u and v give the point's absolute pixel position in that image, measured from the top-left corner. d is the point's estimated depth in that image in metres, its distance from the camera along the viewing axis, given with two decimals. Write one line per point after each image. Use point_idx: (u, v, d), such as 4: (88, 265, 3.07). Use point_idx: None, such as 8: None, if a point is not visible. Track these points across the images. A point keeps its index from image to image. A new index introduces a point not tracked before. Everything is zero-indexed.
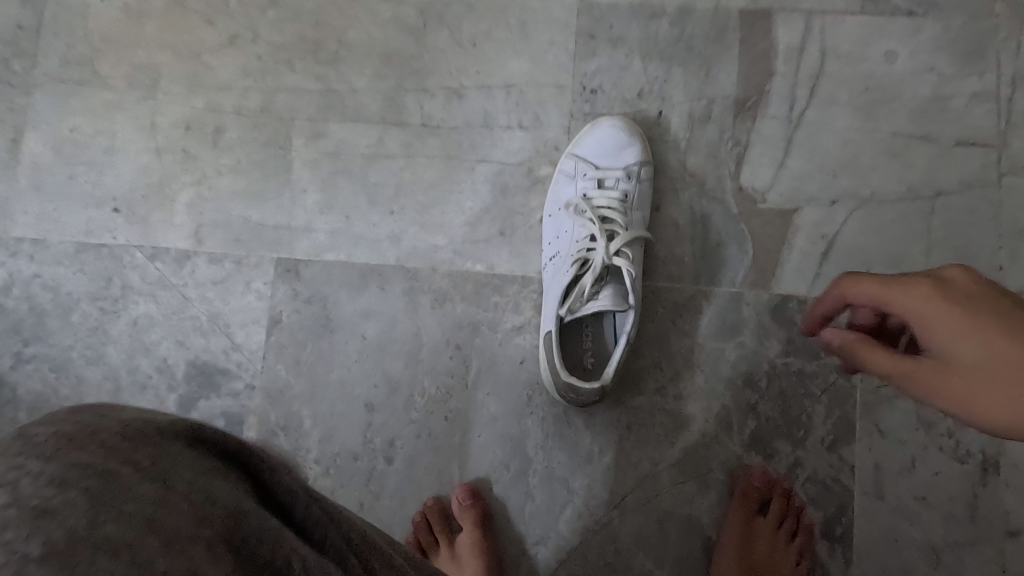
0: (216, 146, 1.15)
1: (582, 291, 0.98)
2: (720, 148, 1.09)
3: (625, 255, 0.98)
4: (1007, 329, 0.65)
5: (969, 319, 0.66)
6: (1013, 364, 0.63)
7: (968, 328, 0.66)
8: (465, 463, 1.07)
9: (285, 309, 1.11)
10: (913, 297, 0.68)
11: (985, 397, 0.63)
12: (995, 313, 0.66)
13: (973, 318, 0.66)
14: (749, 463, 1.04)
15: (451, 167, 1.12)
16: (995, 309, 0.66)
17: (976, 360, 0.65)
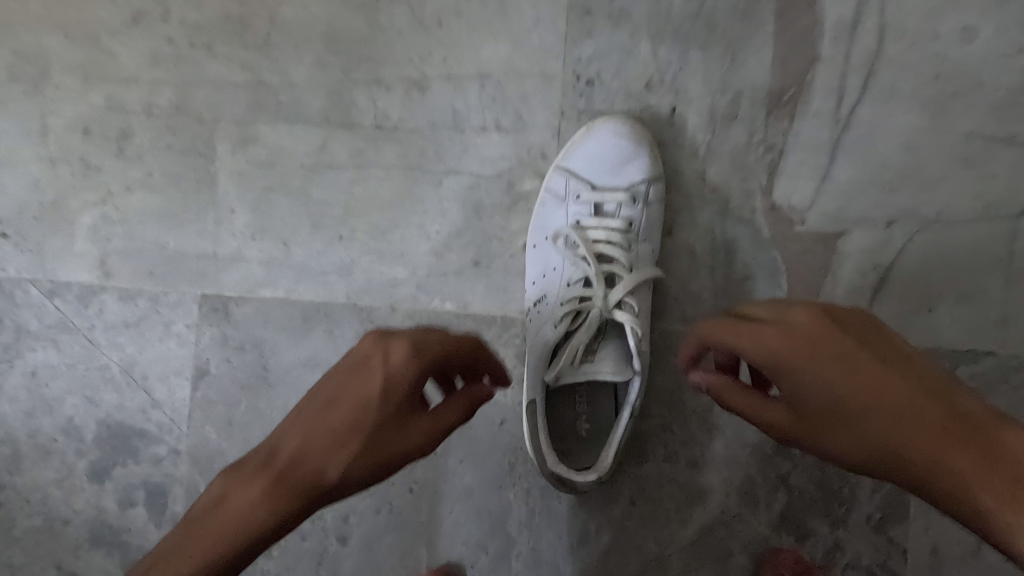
0: (122, 155, 0.93)
1: (575, 352, 0.78)
2: (749, 155, 0.86)
3: (629, 307, 0.79)
4: (856, 380, 0.54)
5: (812, 366, 0.55)
6: (868, 417, 0.54)
7: (816, 376, 0.55)
8: (434, 543, 0.89)
9: (213, 358, 0.91)
10: (757, 351, 0.56)
11: (854, 439, 0.55)
12: (833, 355, 0.55)
13: (808, 364, 0.55)
14: (778, 545, 0.86)
15: (411, 181, 0.90)
16: (841, 348, 0.55)
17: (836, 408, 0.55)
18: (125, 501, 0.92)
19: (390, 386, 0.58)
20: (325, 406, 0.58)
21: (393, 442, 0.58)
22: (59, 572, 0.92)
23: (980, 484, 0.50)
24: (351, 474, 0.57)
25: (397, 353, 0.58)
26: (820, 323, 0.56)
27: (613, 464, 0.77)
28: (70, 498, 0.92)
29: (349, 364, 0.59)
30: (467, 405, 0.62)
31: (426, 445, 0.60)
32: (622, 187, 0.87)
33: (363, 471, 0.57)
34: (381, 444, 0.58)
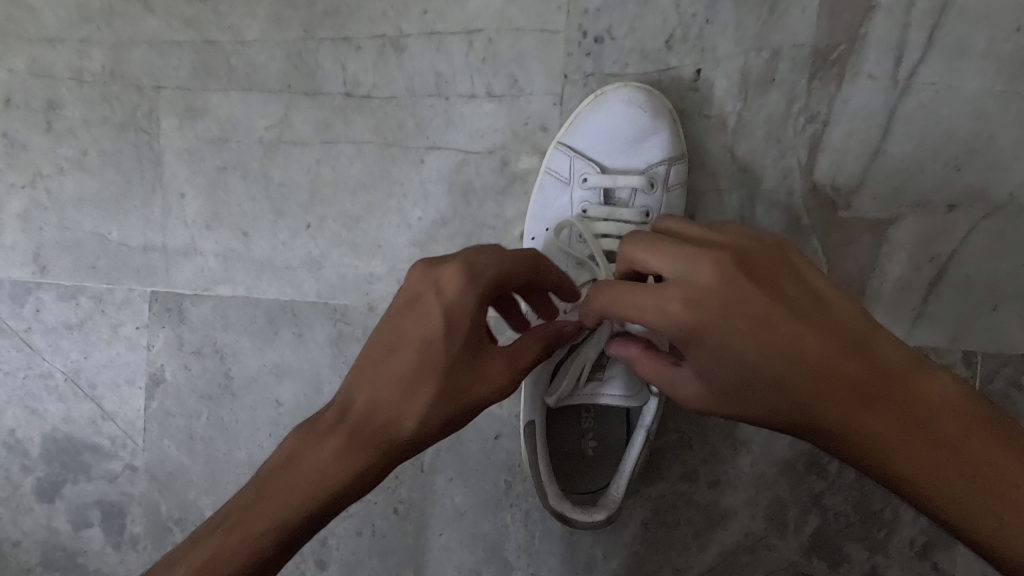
0: (52, 130, 0.79)
1: (581, 370, 0.64)
2: (786, 127, 0.73)
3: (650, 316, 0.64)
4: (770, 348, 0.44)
5: (723, 337, 0.44)
6: (786, 390, 0.45)
7: (725, 349, 0.44)
8: (422, 569, 0.79)
9: (168, 365, 0.80)
10: (659, 325, 0.45)
11: (771, 408, 0.46)
12: (744, 325, 0.44)
13: (711, 337, 0.44)
14: (808, 573, 0.75)
15: (388, 159, 0.77)
16: (754, 306, 0.44)
17: (751, 380, 0.45)
18: (78, 522, 0.82)
19: (451, 323, 0.51)
20: (388, 351, 0.52)
21: (475, 384, 0.52)
22: None
23: (912, 463, 0.43)
24: (431, 420, 0.51)
25: (451, 283, 0.51)
26: (719, 277, 0.44)
27: (623, 496, 0.67)
28: (13, 520, 0.82)
29: (401, 304, 0.52)
30: (545, 344, 0.55)
31: (511, 383, 0.53)
32: (636, 169, 0.74)
33: (445, 415, 0.51)
34: (460, 386, 0.51)
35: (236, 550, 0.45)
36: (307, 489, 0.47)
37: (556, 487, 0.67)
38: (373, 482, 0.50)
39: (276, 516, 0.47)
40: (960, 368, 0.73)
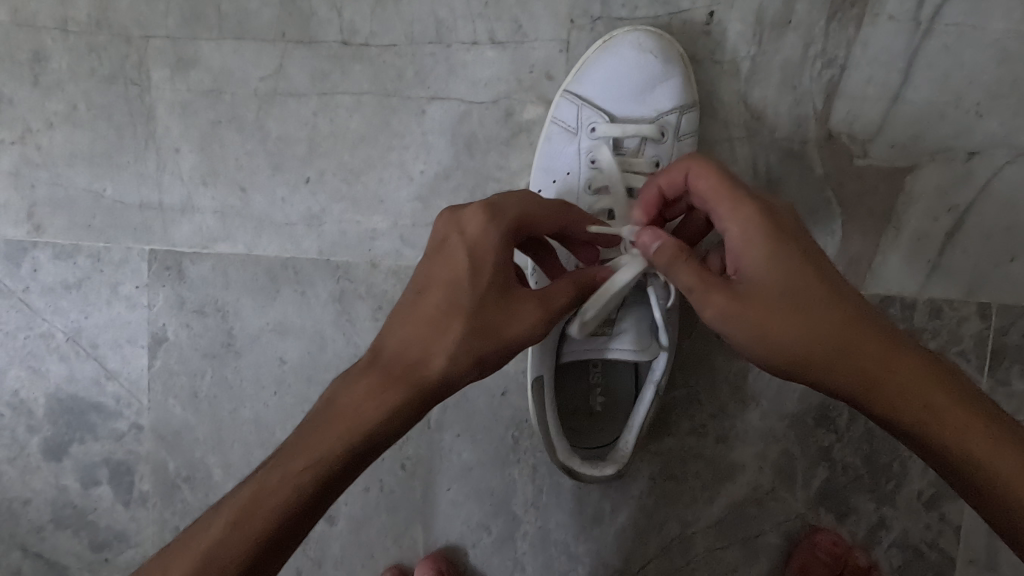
0: (39, 83, 0.77)
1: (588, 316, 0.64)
2: (803, 73, 0.71)
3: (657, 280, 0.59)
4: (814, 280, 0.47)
5: (785, 255, 0.47)
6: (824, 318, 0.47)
7: (777, 268, 0.47)
8: (430, 523, 0.79)
9: (169, 324, 0.79)
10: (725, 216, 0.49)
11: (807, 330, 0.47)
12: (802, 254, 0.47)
13: (765, 256, 0.47)
14: (815, 525, 0.75)
15: (387, 111, 0.74)
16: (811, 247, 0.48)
17: (795, 305, 0.47)
18: (87, 480, 0.82)
19: (477, 260, 0.51)
20: (418, 294, 0.52)
21: (508, 322, 0.51)
22: (24, 554, 0.83)
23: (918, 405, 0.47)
24: (464, 357, 0.50)
25: (473, 222, 0.52)
26: (770, 208, 0.48)
27: (633, 451, 0.67)
28: (23, 479, 0.82)
29: (428, 251, 0.53)
30: (575, 285, 0.55)
31: (543, 322, 0.52)
32: (646, 118, 0.71)
33: (478, 350, 0.51)
34: (492, 324, 0.51)
35: (277, 489, 0.47)
36: (343, 429, 0.48)
37: (566, 443, 0.67)
38: (409, 420, 0.50)
39: (316, 456, 0.48)
40: (974, 321, 0.72)
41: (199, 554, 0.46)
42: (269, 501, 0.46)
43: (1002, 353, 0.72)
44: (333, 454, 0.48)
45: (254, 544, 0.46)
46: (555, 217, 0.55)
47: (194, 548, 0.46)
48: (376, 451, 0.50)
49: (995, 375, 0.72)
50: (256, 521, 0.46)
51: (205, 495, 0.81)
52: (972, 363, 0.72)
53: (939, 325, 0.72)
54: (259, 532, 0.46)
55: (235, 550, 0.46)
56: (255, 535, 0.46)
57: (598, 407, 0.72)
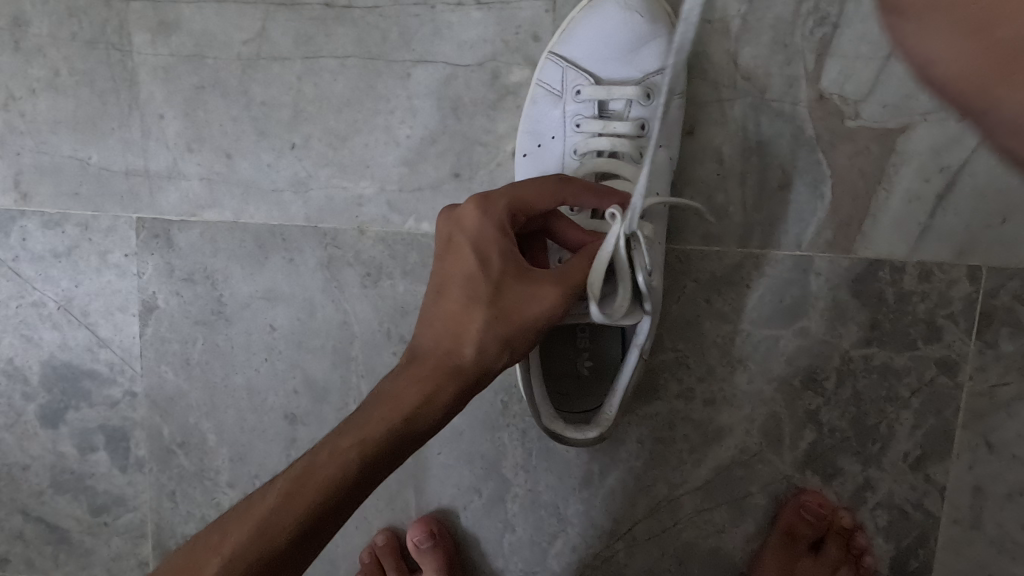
0: (21, 49, 0.76)
1: None
2: (794, 32, 0.70)
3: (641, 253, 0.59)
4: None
5: None
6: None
7: None
8: (422, 486, 0.80)
9: (159, 292, 0.79)
10: None
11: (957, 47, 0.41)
12: None
13: None
14: (802, 486, 0.76)
15: (372, 74, 0.73)
16: None
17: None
18: (84, 446, 0.83)
19: (481, 250, 0.55)
20: (438, 295, 0.57)
21: (529, 304, 0.54)
22: (24, 518, 0.85)
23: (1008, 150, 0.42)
24: (492, 342, 0.55)
25: (471, 218, 0.56)
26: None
27: (616, 415, 0.67)
28: (22, 444, 0.83)
29: (437, 253, 0.57)
30: (592, 257, 0.56)
31: (564, 299, 0.55)
32: (633, 79, 0.70)
33: (506, 333, 0.55)
34: (514, 308, 0.54)
35: (327, 465, 0.51)
36: (386, 414, 0.53)
37: (551, 405, 0.67)
38: (446, 403, 0.54)
39: (362, 438, 0.52)
40: (964, 283, 0.71)
41: (257, 522, 0.49)
42: (320, 475, 0.51)
43: (992, 315, 0.72)
44: (378, 436, 0.52)
45: (307, 513, 0.50)
46: (550, 197, 0.56)
47: (253, 517, 0.50)
48: (418, 434, 0.54)
49: (983, 337, 0.72)
50: (310, 493, 0.50)
51: (200, 460, 0.82)
52: (959, 325, 0.72)
53: (928, 287, 0.72)
54: (312, 503, 0.50)
55: (289, 518, 0.50)
56: (309, 505, 0.50)
57: (585, 370, 0.72)
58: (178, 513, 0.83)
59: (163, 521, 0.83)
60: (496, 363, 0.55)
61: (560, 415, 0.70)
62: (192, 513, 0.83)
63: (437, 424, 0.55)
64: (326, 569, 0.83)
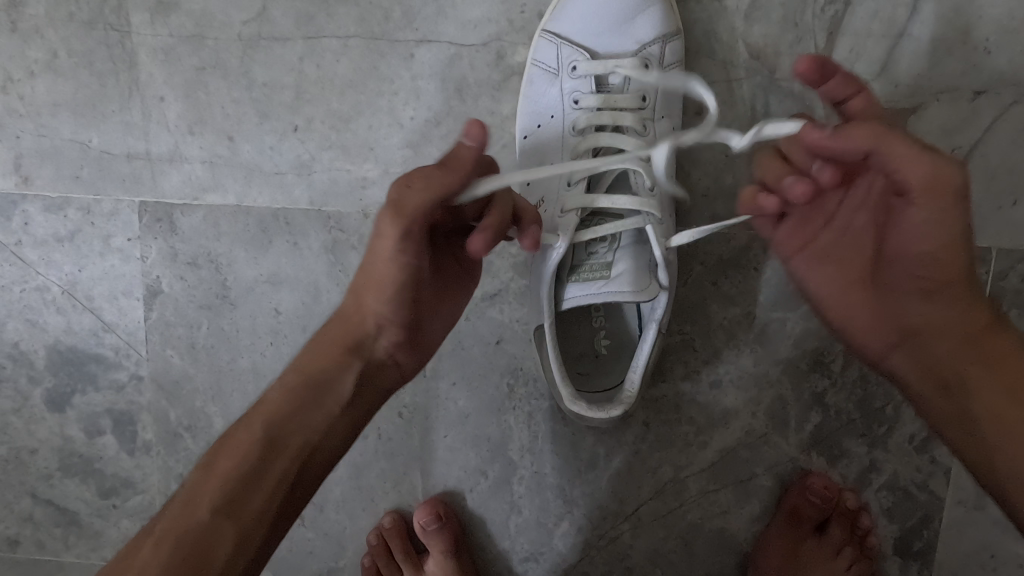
0: (17, 30, 0.75)
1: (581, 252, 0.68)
2: (805, 9, 0.68)
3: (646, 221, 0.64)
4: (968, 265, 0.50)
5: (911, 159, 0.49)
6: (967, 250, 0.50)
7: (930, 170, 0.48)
8: (428, 469, 0.81)
9: (163, 276, 0.79)
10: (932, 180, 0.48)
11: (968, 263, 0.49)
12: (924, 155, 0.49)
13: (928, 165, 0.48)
14: (807, 468, 0.76)
15: (375, 54, 0.72)
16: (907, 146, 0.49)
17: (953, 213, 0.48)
18: (91, 430, 0.83)
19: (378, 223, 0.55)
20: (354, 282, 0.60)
21: (375, 253, 0.52)
22: (34, 501, 0.85)
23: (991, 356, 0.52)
24: (366, 300, 0.55)
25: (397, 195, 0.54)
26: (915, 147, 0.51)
27: (637, 392, 0.68)
28: (30, 428, 0.84)
29: None
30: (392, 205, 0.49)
31: (397, 233, 0.50)
32: (629, 51, 0.69)
33: (371, 289, 0.54)
34: (370, 264, 0.53)
35: (239, 436, 0.54)
36: (290, 378, 0.56)
37: (570, 386, 0.67)
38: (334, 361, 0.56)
39: (264, 409, 0.55)
40: None
41: (186, 497, 0.53)
42: (232, 444, 0.54)
43: (1000, 297, 0.71)
44: (274, 398, 0.55)
45: (222, 480, 0.52)
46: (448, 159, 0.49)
47: (181, 497, 0.53)
48: (317, 396, 0.55)
49: None
50: (224, 462, 0.53)
51: (206, 443, 0.82)
52: None
53: None
54: (226, 473, 0.53)
55: (211, 486, 0.53)
56: (222, 475, 0.53)
57: (603, 348, 0.72)
58: None
59: None
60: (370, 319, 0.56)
61: (582, 396, 0.70)
62: None
63: (339, 375, 0.56)
64: (331, 552, 0.83)
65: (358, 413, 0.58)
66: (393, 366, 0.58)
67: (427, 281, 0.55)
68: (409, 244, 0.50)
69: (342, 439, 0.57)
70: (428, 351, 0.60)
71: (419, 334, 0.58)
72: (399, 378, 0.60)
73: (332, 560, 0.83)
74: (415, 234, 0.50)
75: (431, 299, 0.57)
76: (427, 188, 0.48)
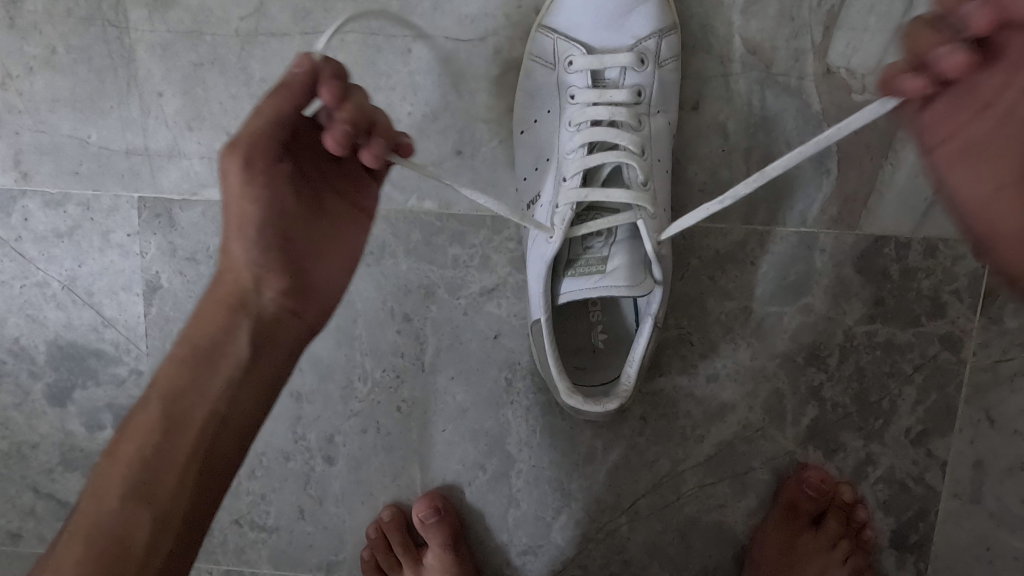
0: (16, 26, 0.75)
1: (577, 247, 0.69)
2: (802, 4, 0.69)
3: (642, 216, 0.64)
4: None
5: None
6: None
7: None
8: (426, 463, 0.81)
9: (163, 271, 0.79)
10: None
11: None
12: None
13: None
14: (803, 461, 0.77)
15: (372, 50, 0.72)
16: None
17: None
18: (92, 425, 0.84)
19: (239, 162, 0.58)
20: None
21: (229, 194, 0.55)
22: (35, 495, 0.86)
23: None
24: (233, 246, 0.58)
25: None
26: None
27: (634, 386, 0.68)
28: (31, 423, 0.84)
29: None
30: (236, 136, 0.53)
31: (241, 169, 0.54)
32: (625, 46, 0.70)
33: (238, 234, 0.57)
34: (234, 209, 0.56)
35: (138, 422, 0.57)
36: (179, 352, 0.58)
37: (568, 381, 0.67)
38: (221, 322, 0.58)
39: (158, 390, 0.57)
40: (970, 259, 0.71)
41: (96, 491, 0.56)
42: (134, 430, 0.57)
43: (996, 291, 0.72)
44: (165, 373, 0.58)
45: (126, 466, 0.55)
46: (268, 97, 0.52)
47: (93, 492, 0.56)
48: (207, 362, 0.57)
49: (988, 313, 0.72)
50: (126, 453, 0.56)
51: None
52: (963, 300, 0.72)
53: (933, 263, 0.72)
54: (130, 459, 0.55)
55: (115, 476, 0.55)
56: (127, 461, 0.55)
57: (601, 343, 0.72)
58: None
59: None
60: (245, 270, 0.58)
61: (580, 390, 0.70)
62: None
63: (225, 335, 0.58)
64: (331, 546, 0.83)
65: (264, 375, 0.59)
66: (289, 318, 0.60)
67: (295, 221, 0.57)
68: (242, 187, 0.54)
69: (249, 407, 0.59)
70: (325, 303, 0.61)
71: (306, 283, 0.59)
72: (306, 327, 0.61)
73: (332, 553, 0.84)
74: (256, 168, 0.54)
75: (307, 242, 0.58)
76: (256, 122, 0.52)
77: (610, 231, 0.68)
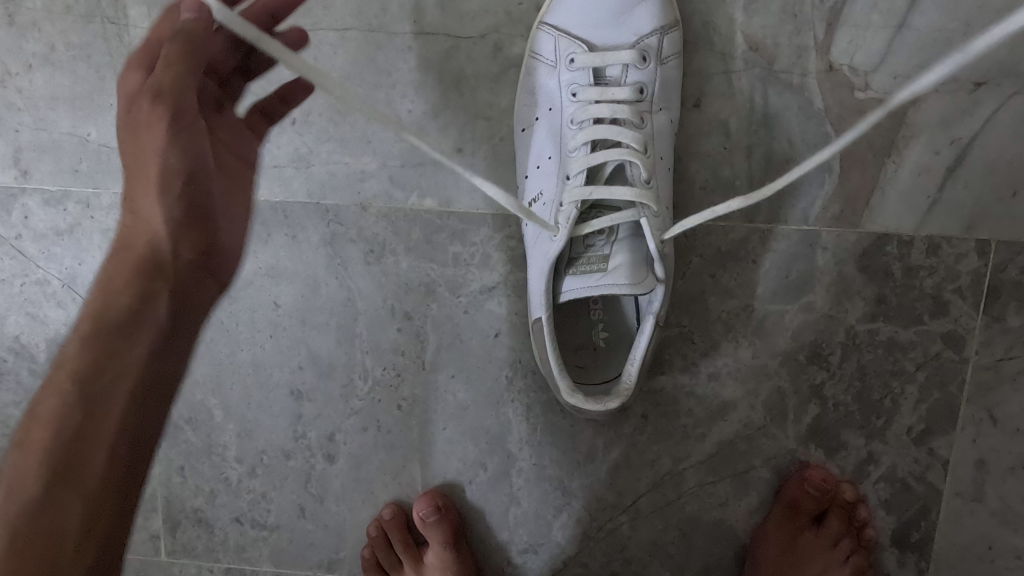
0: (15, 24, 0.75)
1: (577, 246, 0.69)
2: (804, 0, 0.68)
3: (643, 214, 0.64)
4: None
5: None
6: None
7: None
8: (427, 461, 0.81)
9: None
10: None
11: None
12: None
13: None
14: (805, 460, 0.77)
15: (372, 47, 0.72)
16: None
17: None
18: None
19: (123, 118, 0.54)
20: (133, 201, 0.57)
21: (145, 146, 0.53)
22: None
23: None
24: (149, 205, 0.54)
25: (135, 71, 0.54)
26: None
27: (635, 384, 0.67)
28: None
29: None
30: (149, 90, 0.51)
31: (163, 121, 0.52)
32: (627, 43, 0.69)
33: (167, 188, 0.53)
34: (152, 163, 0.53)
35: (49, 400, 0.51)
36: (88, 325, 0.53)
37: (569, 379, 0.67)
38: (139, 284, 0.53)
39: (66, 365, 0.52)
40: (972, 258, 0.71)
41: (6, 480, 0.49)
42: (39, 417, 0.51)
43: (999, 290, 0.71)
44: (75, 347, 0.52)
45: (45, 448, 0.49)
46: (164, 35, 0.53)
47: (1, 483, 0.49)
48: (127, 328, 0.52)
49: (990, 312, 0.72)
50: (42, 435, 0.50)
51: (208, 436, 0.83)
52: (966, 299, 0.72)
53: (936, 262, 0.71)
54: (44, 445, 0.49)
55: (32, 460, 0.49)
56: (43, 443, 0.50)
57: (601, 342, 0.72)
58: (187, 488, 0.84)
59: (173, 497, 0.84)
60: (161, 226, 0.54)
61: (581, 389, 0.69)
62: (201, 488, 0.84)
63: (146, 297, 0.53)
64: (332, 544, 0.83)
65: (187, 339, 0.56)
66: (202, 281, 0.56)
67: (208, 173, 0.55)
68: (170, 138, 0.52)
69: (175, 374, 0.55)
70: (236, 259, 0.59)
71: (216, 242, 0.56)
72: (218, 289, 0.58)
73: (333, 551, 0.83)
74: (184, 121, 0.53)
75: (216, 196, 0.56)
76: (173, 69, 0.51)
77: (611, 229, 0.68)
